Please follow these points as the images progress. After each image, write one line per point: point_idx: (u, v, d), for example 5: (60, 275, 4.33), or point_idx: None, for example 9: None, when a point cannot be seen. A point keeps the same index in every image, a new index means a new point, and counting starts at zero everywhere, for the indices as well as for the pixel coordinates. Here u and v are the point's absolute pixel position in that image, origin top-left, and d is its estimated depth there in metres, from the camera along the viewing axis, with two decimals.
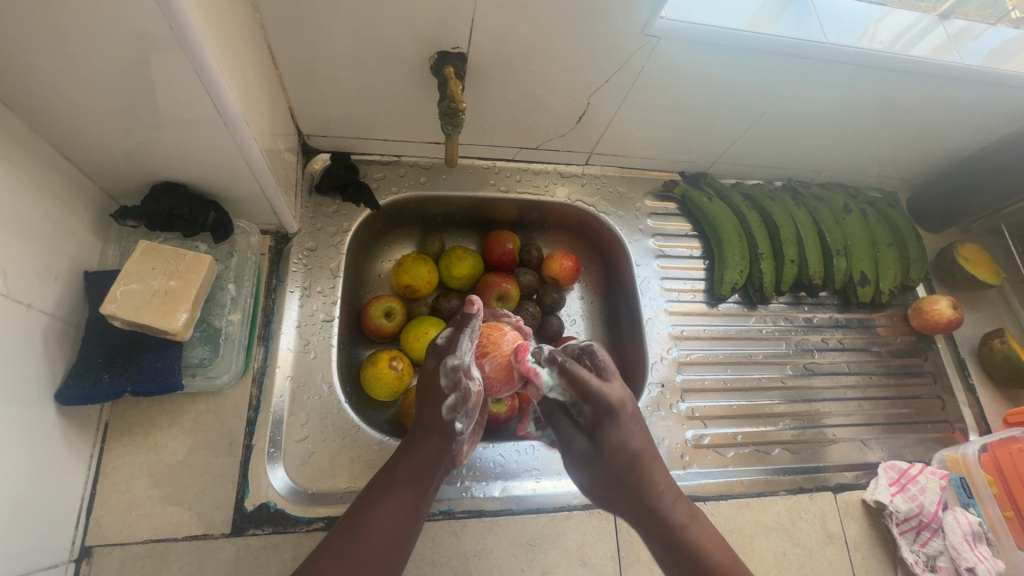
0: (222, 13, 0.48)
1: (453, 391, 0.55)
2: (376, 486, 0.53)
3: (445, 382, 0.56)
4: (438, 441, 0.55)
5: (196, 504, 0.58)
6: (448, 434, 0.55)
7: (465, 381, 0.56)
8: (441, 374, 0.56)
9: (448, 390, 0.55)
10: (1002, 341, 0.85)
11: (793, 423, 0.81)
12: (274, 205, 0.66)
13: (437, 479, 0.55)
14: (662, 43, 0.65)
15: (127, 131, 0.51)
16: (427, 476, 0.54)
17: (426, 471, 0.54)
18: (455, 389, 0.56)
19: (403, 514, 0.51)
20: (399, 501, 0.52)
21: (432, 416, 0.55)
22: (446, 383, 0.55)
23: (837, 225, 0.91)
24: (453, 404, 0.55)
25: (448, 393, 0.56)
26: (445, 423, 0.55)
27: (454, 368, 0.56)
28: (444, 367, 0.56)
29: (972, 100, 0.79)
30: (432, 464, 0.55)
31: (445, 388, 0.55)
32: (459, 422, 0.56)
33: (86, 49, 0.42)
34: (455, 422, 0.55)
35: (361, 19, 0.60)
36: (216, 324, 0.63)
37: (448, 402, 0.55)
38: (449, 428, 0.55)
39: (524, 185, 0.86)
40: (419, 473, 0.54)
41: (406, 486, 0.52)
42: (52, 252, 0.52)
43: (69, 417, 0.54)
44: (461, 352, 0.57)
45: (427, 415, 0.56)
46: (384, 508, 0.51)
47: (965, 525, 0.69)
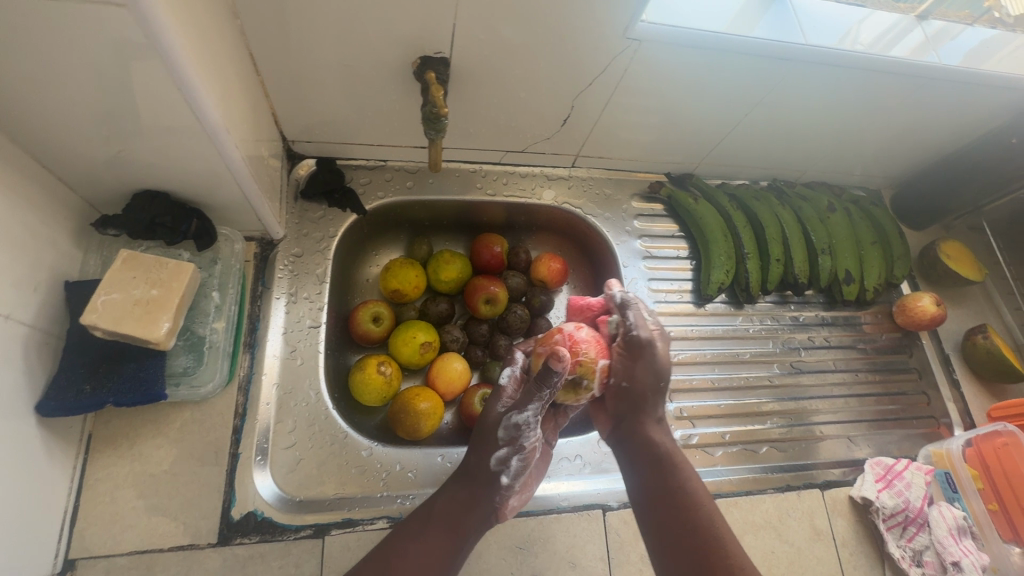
0: (200, 20, 0.48)
1: (507, 446, 0.58)
2: (408, 528, 0.54)
3: (502, 435, 0.58)
4: (481, 489, 0.57)
5: (182, 514, 0.57)
6: (493, 484, 0.58)
7: (522, 438, 0.59)
8: (502, 427, 0.58)
9: (502, 441, 0.58)
10: (985, 337, 0.86)
11: (781, 421, 0.82)
12: (258, 212, 0.66)
13: (474, 531, 0.56)
14: (644, 46, 0.65)
15: (107, 140, 0.50)
16: (462, 524, 0.55)
17: (460, 520, 0.55)
18: (509, 444, 0.58)
19: (431, 561, 0.52)
20: (427, 546, 0.52)
21: (483, 463, 0.58)
22: (504, 437, 0.58)
23: (821, 225, 0.92)
24: (502, 457, 0.58)
25: (503, 445, 0.58)
26: (491, 473, 0.58)
27: (514, 425, 0.58)
28: (506, 421, 0.59)
29: (950, 100, 0.80)
30: (473, 513, 0.56)
31: (502, 440, 0.58)
32: (505, 475, 0.58)
33: (62, 56, 0.42)
34: (502, 474, 0.58)
35: (342, 25, 0.60)
36: (200, 333, 0.62)
37: (499, 454, 0.58)
38: (493, 479, 0.58)
39: (511, 188, 0.86)
40: (455, 515, 0.55)
41: (437, 531, 0.54)
42: (31, 262, 0.52)
43: (51, 428, 0.53)
44: (525, 410, 0.58)
45: (475, 461, 0.58)
46: (417, 551, 0.52)
47: (950, 519, 0.70)
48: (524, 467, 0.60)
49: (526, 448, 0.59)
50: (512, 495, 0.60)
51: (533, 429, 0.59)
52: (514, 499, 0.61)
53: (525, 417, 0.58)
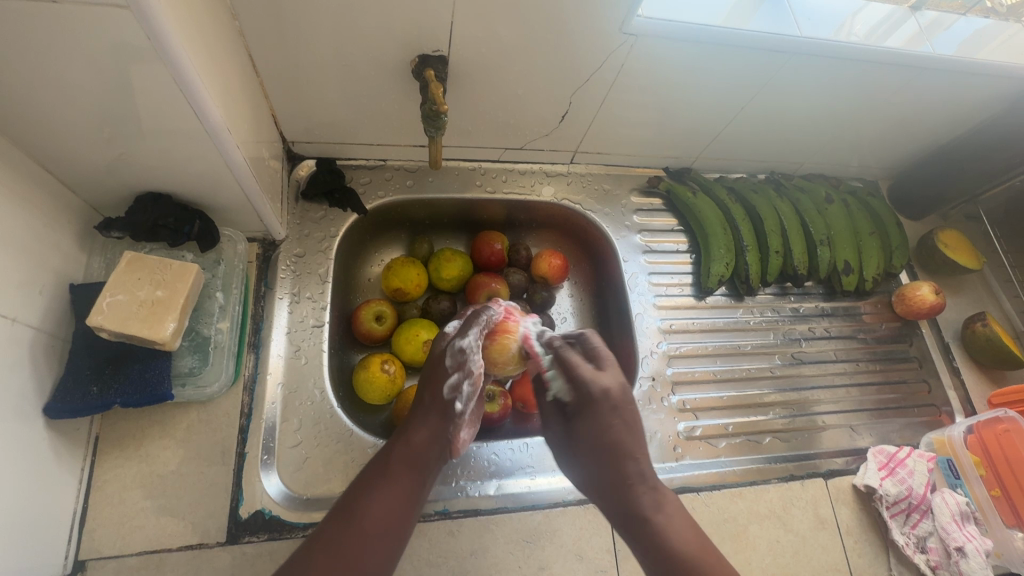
0: (200, 21, 0.48)
1: (455, 371, 0.54)
2: (369, 473, 0.49)
3: (450, 363, 0.55)
4: (436, 421, 0.53)
5: (191, 514, 0.58)
6: (448, 415, 0.53)
7: (471, 362, 0.55)
8: (447, 354, 0.55)
9: (451, 370, 0.55)
10: (984, 325, 0.87)
11: (783, 412, 0.82)
12: (259, 212, 0.66)
13: (435, 467, 0.52)
14: (640, 41, 0.66)
15: (110, 143, 0.51)
16: (425, 458, 0.51)
17: (422, 454, 0.51)
18: (458, 370, 0.55)
19: (400, 500, 0.48)
20: (394, 487, 0.48)
21: (435, 394, 0.54)
22: (451, 363, 0.55)
23: (820, 216, 0.92)
24: (455, 383, 0.54)
25: (452, 372, 0.55)
26: (445, 403, 0.53)
27: (460, 351, 0.55)
28: (450, 348, 0.56)
29: (945, 90, 0.80)
30: (430, 448, 0.52)
31: (449, 366, 0.55)
32: (459, 402, 0.54)
33: (66, 60, 0.42)
34: (455, 402, 0.54)
35: (341, 25, 0.60)
36: (205, 333, 0.62)
37: (449, 382, 0.54)
38: (448, 408, 0.54)
39: (510, 185, 0.87)
40: (412, 455, 0.50)
41: (402, 471, 0.49)
42: (36, 266, 0.52)
43: (59, 430, 0.54)
44: (468, 336, 0.56)
45: (428, 397, 0.54)
46: (385, 491, 0.47)
47: (953, 505, 0.70)
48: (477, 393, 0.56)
49: (477, 372, 0.55)
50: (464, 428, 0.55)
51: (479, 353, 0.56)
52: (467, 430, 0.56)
53: (469, 344, 0.56)
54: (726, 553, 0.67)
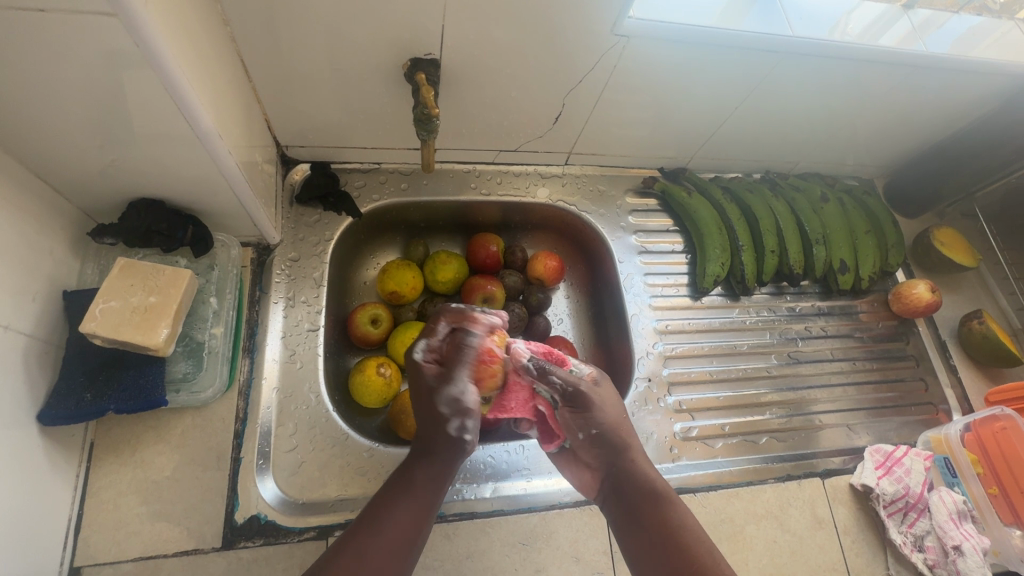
0: (190, 28, 0.48)
1: (456, 417, 0.49)
2: (394, 484, 0.49)
3: (445, 408, 0.49)
4: (454, 447, 0.50)
5: (186, 520, 0.58)
6: (458, 445, 0.49)
7: (467, 401, 0.49)
8: (440, 400, 0.49)
9: (449, 414, 0.49)
10: (981, 322, 0.87)
11: (780, 411, 0.82)
12: (253, 216, 0.66)
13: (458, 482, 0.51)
14: (632, 42, 0.66)
15: (101, 149, 0.51)
16: (448, 474, 0.50)
17: (444, 472, 0.49)
18: (459, 414, 0.49)
19: (421, 514, 0.47)
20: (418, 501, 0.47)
21: (441, 439, 0.49)
22: (449, 409, 0.49)
23: (815, 215, 0.92)
24: (458, 425, 0.49)
25: (450, 416, 0.49)
26: (452, 440, 0.49)
27: (454, 395, 0.49)
28: (441, 395, 0.49)
29: (939, 88, 0.80)
30: (453, 465, 0.50)
31: (447, 414, 0.49)
32: (468, 437, 0.50)
33: (55, 66, 0.42)
34: (464, 438, 0.49)
35: (332, 29, 0.60)
36: (199, 338, 0.62)
37: (454, 424, 0.49)
38: (458, 443, 0.50)
39: (505, 187, 0.87)
40: (436, 471, 0.49)
41: (424, 486, 0.48)
42: (29, 273, 0.52)
43: (53, 437, 0.54)
44: (460, 377, 0.50)
45: (433, 428, 0.50)
46: (408, 504, 0.47)
47: (950, 504, 0.70)
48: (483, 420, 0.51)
49: (477, 408, 0.50)
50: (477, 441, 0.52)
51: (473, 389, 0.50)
52: (478, 441, 0.53)
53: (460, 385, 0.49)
54: (723, 553, 0.67)
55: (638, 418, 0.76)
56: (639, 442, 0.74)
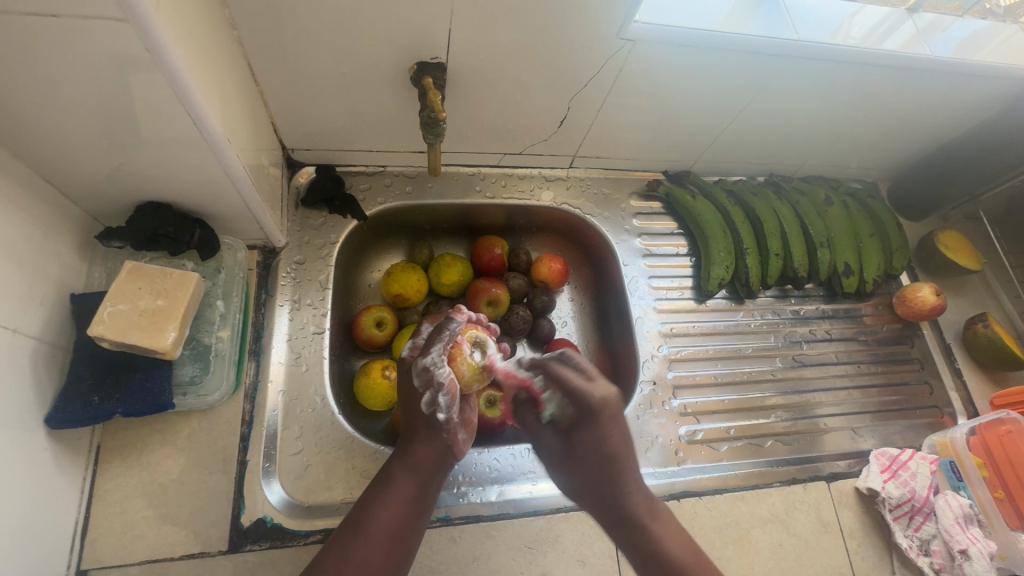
0: (199, 32, 0.48)
1: (426, 389, 0.56)
2: (376, 482, 0.53)
3: (419, 381, 0.57)
4: (429, 434, 0.56)
5: (193, 523, 0.58)
6: (434, 425, 0.56)
7: (439, 376, 0.56)
8: (415, 372, 0.57)
9: (423, 386, 0.56)
10: (985, 326, 0.87)
11: (785, 415, 0.82)
12: (259, 219, 0.66)
13: (437, 473, 0.55)
14: (638, 46, 0.66)
15: (110, 152, 0.51)
16: (425, 466, 0.54)
17: (420, 460, 0.54)
18: (429, 386, 0.56)
19: (405, 505, 0.51)
20: (399, 490, 0.52)
21: (415, 413, 0.56)
22: (420, 382, 0.56)
23: (819, 218, 0.92)
24: (431, 397, 0.56)
25: (424, 389, 0.56)
26: (427, 416, 0.56)
27: (427, 369, 0.56)
28: (416, 367, 0.57)
29: (943, 91, 0.80)
30: (432, 457, 0.55)
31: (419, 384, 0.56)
32: (440, 413, 0.56)
33: (65, 71, 0.42)
34: (436, 413, 0.56)
35: (339, 33, 0.60)
36: (206, 341, 0.62)
37: (425, 398, 0.56)
38: (431, 419, 0.56)
39: (510, 190, 0.87)
40: (414, 465, 0.54)
41: (404, 480, 0.53)
42: (37, 275, 0.52)
43: (60, 440, 0.54)
44: (432, 352, 0.57)
45: (413, 414, 0.57)
46: (389, 496, 0.51)
47: (956, 508, 0.69)
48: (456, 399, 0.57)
49: (448, 383, 0.56)
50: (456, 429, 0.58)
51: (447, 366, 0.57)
52: (462, 432, 0.59)
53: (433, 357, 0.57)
54: (729, 557, 0.67)
55: (643, 421, 0.76)
56: (644, 445, 0.74)
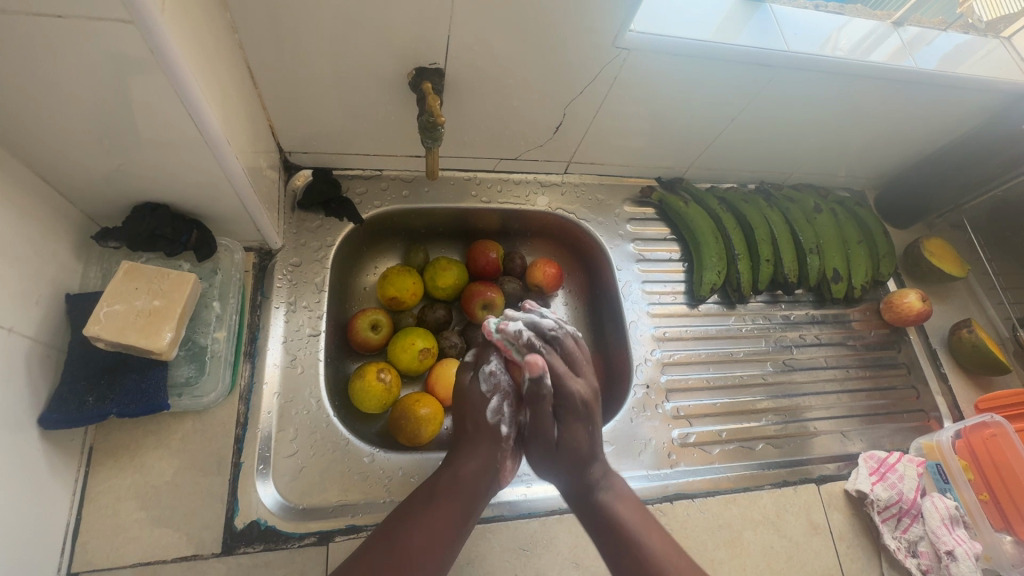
0: (202, 35, 0.49)
1: (493, 393, 0.64)
2: (417, 498, 0.57)
3: (485, 387, 0.64)
4: (487, 446, 0.62)
5: (186, 525, 0.57)
6: (493, 439, 0.62)
7: (502, 382, 0.65)
8: (480, 380, 0.64)
9: (490, 393, 0.64)
10: (970, 331, 0.88)
11: (776, 418, 0.83)
12: (257, 222, 0.67)
13: (483, 494, 0.59)
14: (633, 55, 0.67)
15: (109, 153, 0.51)
16: (465, 487, 0.58)
17: (463, 484, 0.58)
18: (494, 391, 0.64)
19: (446, 526, 0.54)
20: (434, 519, 0.54)
21: (480, 420, 0.62)
22: (487, 387, 0.64)
23: (808, 225, 0.94)
24: (495, 407, 0.63)
25: (490, 396, 0.64)
26: (491, 428, 0.62)
27: (490, 373, 0.65)
28: (481, 374, 0.65)
29: (929, 102, 0.83)
30: (478, 474, 0.60)
31: (487, 391, 0.64)
32: (504, 425, 0.63)
33: (67, 71, 0.42)
34: (500, 426, 0.63)
35: (339, 37, 0.61)
36: (202, 342, 0.63)
37: (492, 406, 0.63)
38: (495, 431, 0.62)
39: (506, 196, 0.88)
40: (456, 484, 0.58)
41: (444, 497, 0.56)
42: (33, 275, 0.52)
43: (52, 441, 0.53)
44: (494, 360, 0.66)
45: (474, 424, 0.63)
46: (426, 520, 0.54)
47: (943, 510, 0.71)
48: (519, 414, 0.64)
49: (511, 391, 0.64)
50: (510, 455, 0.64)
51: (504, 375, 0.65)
52: (510, 460, 0.64)
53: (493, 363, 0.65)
54: (721, 558, 0.68)
55: (636, 423, 0.77)
56: (637, 448, 0.75)
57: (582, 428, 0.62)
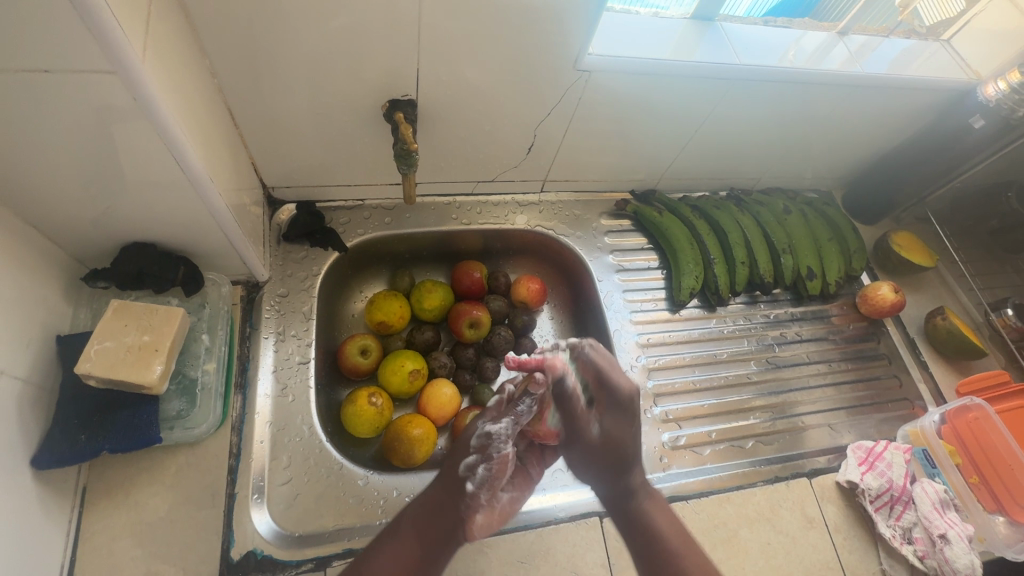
0: (182, 82, 0.52)
1: (476, 451, 0.63)
2: (385, 531, 0.57)
3: (473, 443, 0.64)
4: (449, 493, 0.60)
5: (182, 559, 0.57)
6: (460, 487, 0.60)
7: (493, 448, 0.63)
8: (474, 435, 0.64)
9: (474, 449, 0.63)
10: (943, 318, 0.91)
11: (764, 415, 0.84)
12: (243, 255, 0.68)
13: (443, 541, 0.58)
14: (594, 76, 0.71)
15: (97, 197, 0.53)
16: (432, 531, 0.57)
17: (430, 528, 0.58)
18: (479, 452, 0.63)
19: (402, 567, 0.54)
20: (400, 554, 0.55)
21: (452, 465, 0.62)
22: (476, 444, 0.63)
23: (780, 227, 0.97)
24: (471, 462, 0.62)
25: (473, 452, 0.63)
26: (457, 478, 0.61)
27: (486, 432, 0.64)
28: (478, 430, 0.65)
29: (880, 103, 0.87)
30: (439, 519, 0.58)
31: (472, 446, 0.63)
32: (470, 482, 0.61)
33: (57, 123, 0.45)
34: (467, 481, 0.61)
35: (314, 77, 0.65)
36: (192, 375, 0.64)
37: (468, 460, 0.62)
38: (460, 484, 0.61)
39: (485, 217, 0.91)
40: (423, 521, 0.58)
41: (408, 535, 0.56)
42: (26, 319, 0.53)
43: (46, 482, 0.53)
44: (499, 423, 0.65)
45: (447, 465, 0.63)
46: (388, 554, 0.55)
47: (933, 494, 0.72)
48: (491, 477, 0.62)
49: (496, 459, 0.63)
50: (480, 511, 0.61)
51: (504, 441, 0.64)
52: (481, 515, 0.61)
53: (520, 410, 0.65)
54: (719, 558, 0.68)
55: None
56: None
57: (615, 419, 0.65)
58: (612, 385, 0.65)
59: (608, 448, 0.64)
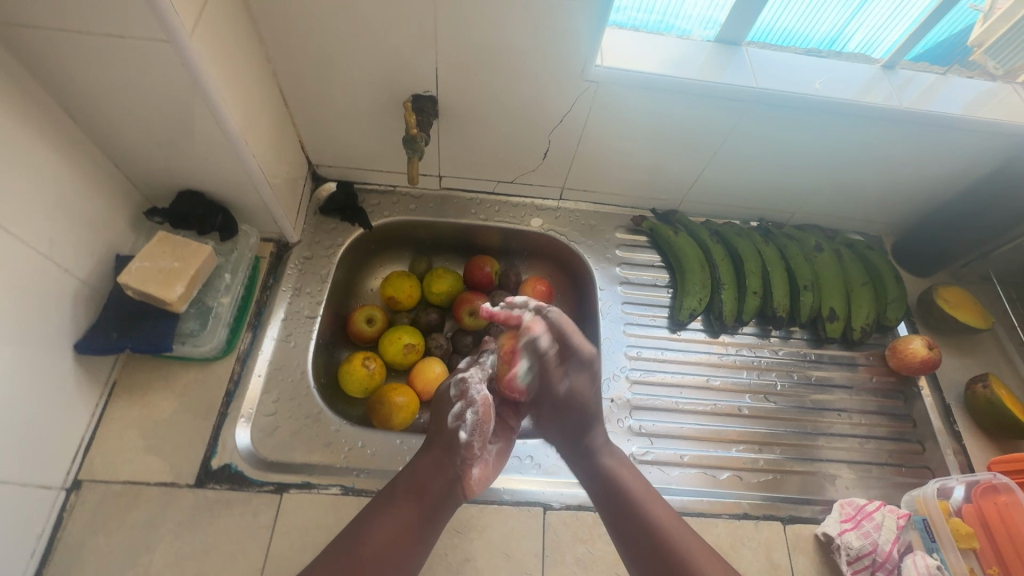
0: (234, 61, 0.64)
1: (459, 399, 0.65)
2: (377, 501, 0.61)
3: (455, 393, 0.66)
4: (442, 451, 0.63)
5: (172, 457, 0.67)
6: (451, 441, 0.63)
7: (471, 390, 0.65)
8: (451, 386, 0.67)
9: (456, 399, 0.65)
10: (985, 386, 0.81)
11: (749, 450, 0.80)
12: (274, 215, 0.79)
13: (442, 497, 0.61)
14: (602, 87, 0.75)
15: (160, 147, 0.66)
16: (428, 489, 0.61)
17: (428, 486, 0.61)
18: (461, 398, 0.65)
19: (400, 529, 0.58)
20: (398, 515, 0.59)
21: (441, 422, 0.64)
22: (454, 393, 0.66)
23: (806, 262, 0.93)
24: (458, 412, 0.64)
25: (456, 400, 0.65)
26: (450, 432, 0.63)
27: (461, 380, 0.67)
28: (455, 381, 0.68)
29: (927, 143, 0.82)
30: (433, 475, 0.61)
31: (452, 396, 0.66)
32: (462, 431, 0.62)
33: (132, 82, 0.58)
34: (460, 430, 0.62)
35: (350, 69, 0.75)
36: (209, 303, 0.74)
37: (454, 409, 0.64)
38: (452, 437, 0.63)
39: (502, 215, 0.96)
40: (417, 483, 0.61)
41: (405, 496, 0.60)
42: (95, 236, 0.67)
43: (83, 367, 0.66)
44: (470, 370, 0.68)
45: (437, 426, 0.65)
46: (385, 519, 0.58)
47: (922, 569, 0.64)
48: (481, 424, 0.63)
49: (479, 400, 0.63)
50: (475, 463, 0.63)
51: (478, 381, 0.66)
52: (479, 468, 0.64)
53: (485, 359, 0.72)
54: None
55: None
56: None
57: (584, 378, 0.67)
58: (574, 346, 0.66)
59: (571, 410, 0.66)
